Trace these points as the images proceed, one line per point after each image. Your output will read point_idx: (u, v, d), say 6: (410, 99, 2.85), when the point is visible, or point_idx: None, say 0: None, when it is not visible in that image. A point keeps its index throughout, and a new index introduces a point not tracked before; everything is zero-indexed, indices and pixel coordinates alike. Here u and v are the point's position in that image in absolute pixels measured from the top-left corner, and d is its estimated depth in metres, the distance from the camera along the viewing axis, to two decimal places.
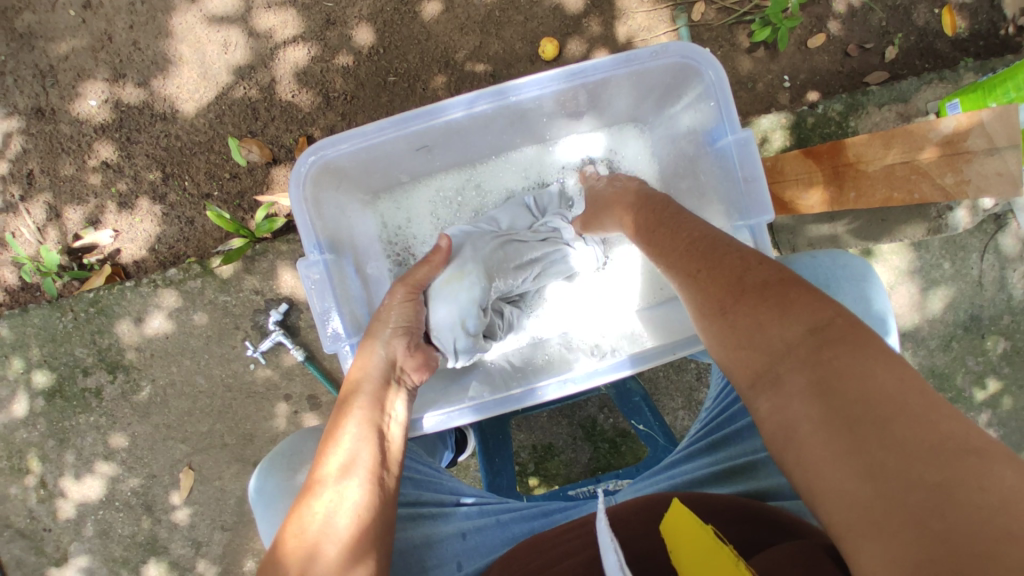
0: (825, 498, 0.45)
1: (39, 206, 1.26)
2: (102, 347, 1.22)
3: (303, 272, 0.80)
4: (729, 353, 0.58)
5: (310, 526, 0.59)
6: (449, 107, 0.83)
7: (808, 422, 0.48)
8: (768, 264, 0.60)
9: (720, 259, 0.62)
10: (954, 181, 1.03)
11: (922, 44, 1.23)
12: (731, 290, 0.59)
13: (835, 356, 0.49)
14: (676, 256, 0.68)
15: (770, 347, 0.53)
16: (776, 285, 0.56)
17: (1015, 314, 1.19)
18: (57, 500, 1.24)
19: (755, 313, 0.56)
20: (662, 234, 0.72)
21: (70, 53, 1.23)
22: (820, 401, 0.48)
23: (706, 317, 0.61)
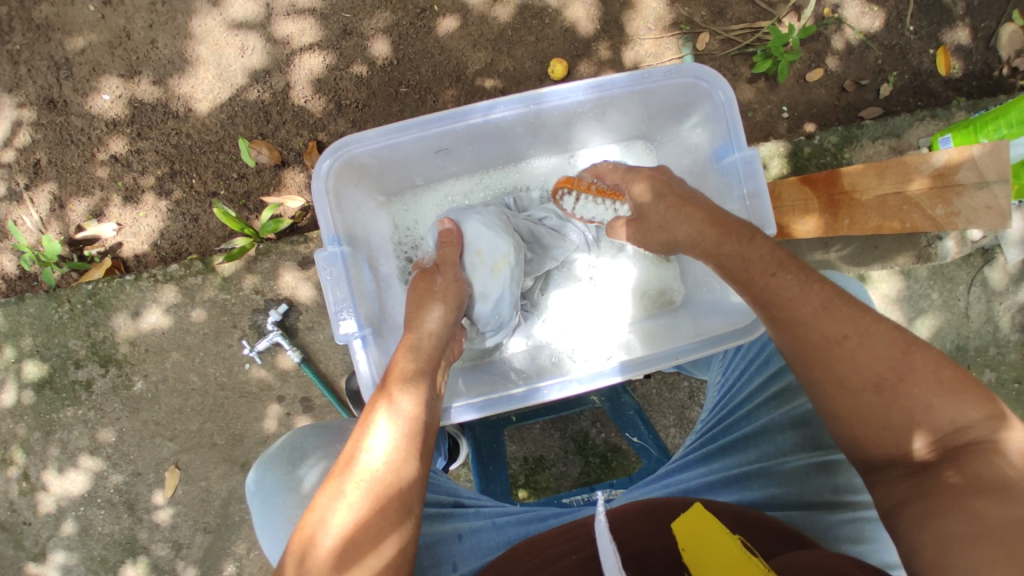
0: (947, 519, 0.53)
1: (43, 196, 1.26)
2: (96, 339, 1.21)
3: (321, 263, 0.82)
4: (867, 421, 0.64)
5: (317, 513, 0.64)
6: (470, 111, 0.86)
7: (948, 475, 0.56)
8: (919, 346, 0.64)
9: (874, 332, 0.66)
10: (944, 213, 1.08)
11: (916, 83, 1.28)
12: (895, 368, 0.63)
13: (1000, 440, 0.57)
14: (809, 306, 0.69)
15: (925, 425, 0.61)
16: (938, 369, 0.63)
17: (1001, 346, 1.22)
18: (38, 493, 1.22)
19: (925, 394, 0.61)
20: (778, 270, 0.72)
21: (88, 48, 1.25)
22: (973, 463, 0.56)
23: (859, 387, 0.64)
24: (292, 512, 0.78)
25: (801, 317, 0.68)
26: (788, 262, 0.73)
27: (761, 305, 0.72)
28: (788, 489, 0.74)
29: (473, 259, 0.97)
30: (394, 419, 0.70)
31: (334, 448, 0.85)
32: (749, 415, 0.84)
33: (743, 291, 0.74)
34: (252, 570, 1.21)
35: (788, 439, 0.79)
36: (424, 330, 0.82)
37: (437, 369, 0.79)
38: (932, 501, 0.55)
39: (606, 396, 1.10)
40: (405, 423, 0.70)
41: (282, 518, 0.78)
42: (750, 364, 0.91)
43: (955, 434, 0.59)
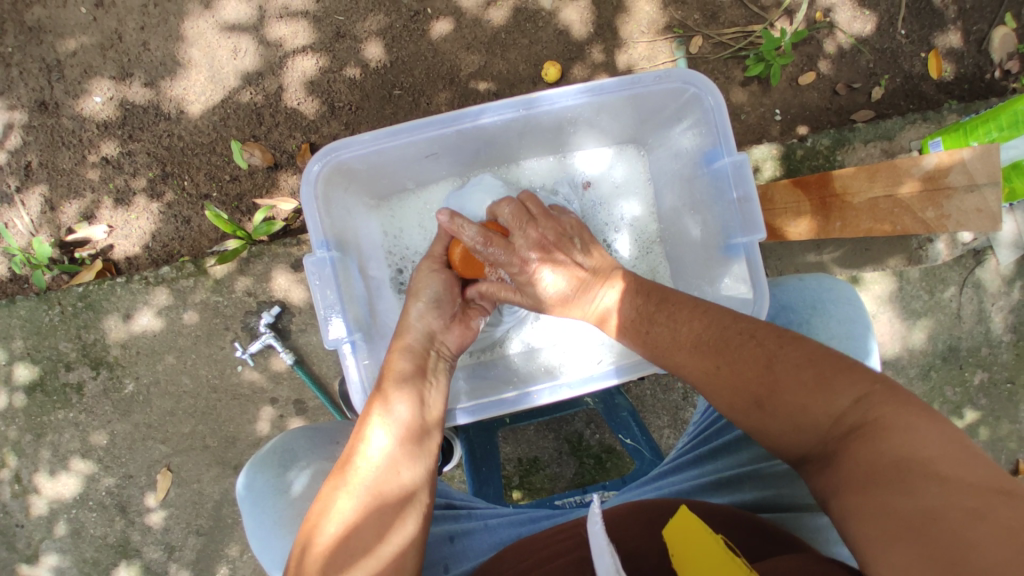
0: (859, 518, 0.48)
1: (35, 197, 1.25)
2: (87, 342, 1.21)
3: (309, 267, 0.82)
4: (767, 437, 0.62)
5: (316, 512, 0.65)
6: (459, 116, 0.86)
7: (845, 468, 0.52)
8: (788, 343, 0.63)
9: (735, 350, 0.65)
10: (935, 216, 1.08)
11: (907, 86, 1.29)
12: (763, 382, 0.62)
13: (882, 417, 0.52)
14: (678, 347, 0.70)
15: (811, 424, 0.57)
16: (811, 362, 0.60)
17: (993, 347, 1.22)
18: (30, 496, 1.21)
19: (798, 395, 0.59)
20: (654, 314, 0.74)
21: (80, 49, 1.25)
22: (860, 448, 0.52)
23: (745, 410, 0.63)
24: (285, 514, 0.78)
25: (674, 360, 0.70)
26: (662, 299, 0.75)
27: (653, 356, 0.74)
28: (778, 492, 0.73)
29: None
30: (391, 420, 0.70)
31: (325, 450, 0.85)
32: None
33: (636, 345, 0.77)
34: (245, 572, 1.21)
35: None
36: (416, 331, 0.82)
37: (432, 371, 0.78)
38: (845, 497, 0.50)
39: (600, 397, 1.10)
40: (402, 424, 0.70)
41: (273, 520, 0.78)
42: None
43: (841, 423, 0.55)
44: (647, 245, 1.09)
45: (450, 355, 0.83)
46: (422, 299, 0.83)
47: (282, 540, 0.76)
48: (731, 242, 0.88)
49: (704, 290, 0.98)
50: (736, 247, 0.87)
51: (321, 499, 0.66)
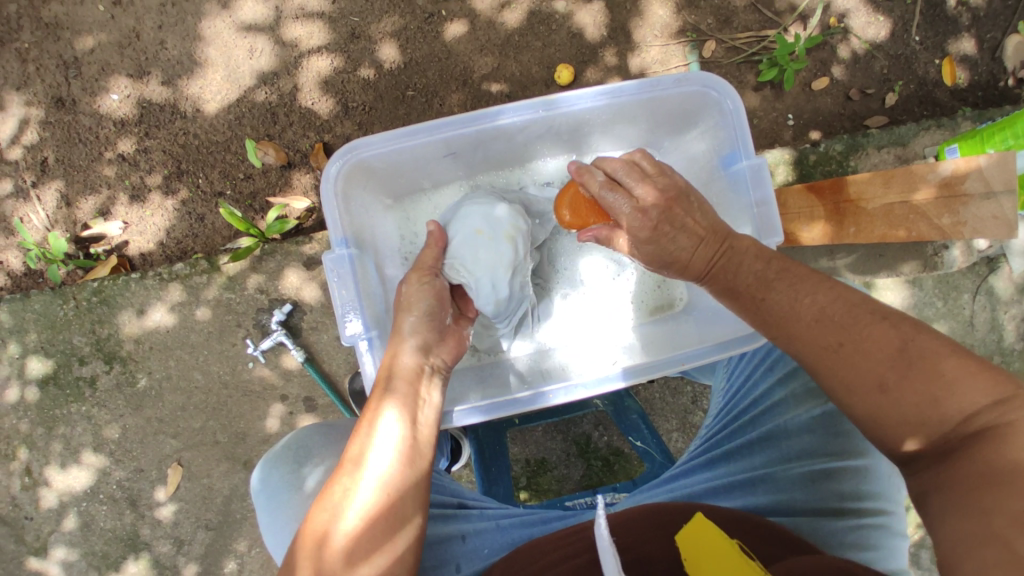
0: (956, 518, 0.52)
1: (51, 193, 1.27)
2: (101, 337, 1.22)
3: (329, 265, 0.82)
4: (877, 422, 0.63)
5: (323, 514, 0.65)
6: (483, 116, 0.86)
7: (959, 468, 0.55)
8: (924, 335, 0.63)
9: (865, 331, 0.65)
10: (951, 222, 1.07)
11: (921, 92, 1.29)
12: (893, 365, 0.62)
13: (1016, 422, 0.54)
14: (798, 320, 0.69)
15: (938, 418, 0.59)
16: (945, 355, 0.61)
17: (1006, 356, 1.21)
18: (39, 490, 1.22)
19: (927, 385, 0.60)
20: (771, 282, 0.72)
21: (98, 47, 1.26)
22: (981, 447, 0.54)
23: (861, 391, 0.64)
24: (298, 510, 0.78)
25: (792, 333, 0.69)
26: (785, 267, 0.72)
27: (761, 324, 0.72)
28: (791, 496, 0.74)
29: (476, 237, 0.93)
30: (397, 418, 0.71)
31: (339, 448, 0.86)
32: (752, 421, 0.84)
33: (744, 312, 0.74)
34: (252, 570, 1.21)
35: (793, 445, 0.78)
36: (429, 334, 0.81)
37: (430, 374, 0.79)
38: (945, 497, 0.55)
39: (609, 400, 1.10)
40: (408, 419, 0.72)
41: (287, 515, 0.78)
42: (756, 369, 0.90)
43: (971, 422, 0.57)
44: None
45: (444, 367, 0.82)
46: (414, 312, 0.82)
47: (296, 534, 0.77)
48: None
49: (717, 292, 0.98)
50: None
51: (328, 501, 0.65)
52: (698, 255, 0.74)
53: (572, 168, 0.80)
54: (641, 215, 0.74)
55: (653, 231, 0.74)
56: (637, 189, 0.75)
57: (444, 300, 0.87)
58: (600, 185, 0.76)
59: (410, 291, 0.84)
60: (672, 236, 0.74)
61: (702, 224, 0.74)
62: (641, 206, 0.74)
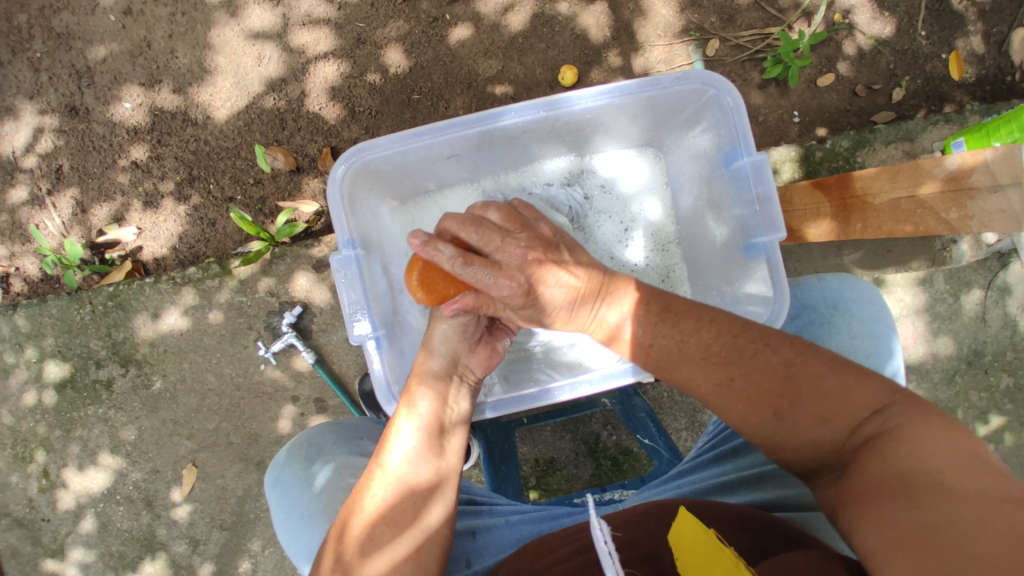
0: (864, 525, 0.49)
1: (66, 201, 1.30)
2: (117, 340, 1.24)
3: (336, 266, 0.84)
4: (780, 447, 0.64)
5: (351, 499, 0.69)
6: (485, 117, 0.87)
7: (857, 481, 0.54)
8: (803, 351, 0.65)
9: (752, 362, 0.66)
10: (958, 216, 1.06)
11: (929, 87, 1.28)
12: (782, 393, 0.64)
13: (901, 426, 0.55)
14: (689, 356, 0.68)
15: (830, 437, 0.61)
16: (827, 371, 0.63)
17: (1017, 351, 1.21)
18: (58, 491, 1.25)
19: (818, 407, 0.62)
20: (656, 324, 0.70)
21: (109, 56, 1.29)
22: (873, 459, 0.54)
23: (761, 423, 0.65)
24: (311, 507, 0.80)
25: (684, 370, 0.69)
26: (664, 306, 0.71)
27: (653, 366, 0.71)
28: (799, 490, 0.74)
29: None
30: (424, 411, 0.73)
31: (350, 445, 0.88)
32: None
33: (639, 355, 0.73)
34: (266, 568, 1.23)
35: None
36: (468, 335, 0.78)
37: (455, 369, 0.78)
38: (850, 509, 0.53)
39: (617, 399, 1.11)
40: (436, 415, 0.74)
41: (300, 512, 0.80)
42: None
43: (860, 433, 0.59)
44: (664, 246, 1.08)
45: (475, 379, 0.79)
46: (447, 320, 0.77)
47: (309, 531, 0.78)
48: (751, 242, 0.88)
49: (722, 289, 0.98)
50: (756, 246, 0.87)
51: (356, 488, 0.70)
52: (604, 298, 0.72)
53: (414, 243, 0.65)
54: (508, 278, 0.66)
55: (524, 297, 0.67)
56: (497, 251, 0.66)
57: (483, 305, 0.80)
58: (453, 261, 0.65)
59: (444, 295, 0.79)
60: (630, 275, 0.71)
61: (591, 265, 0.71)
62: (505, 268, 0.66)
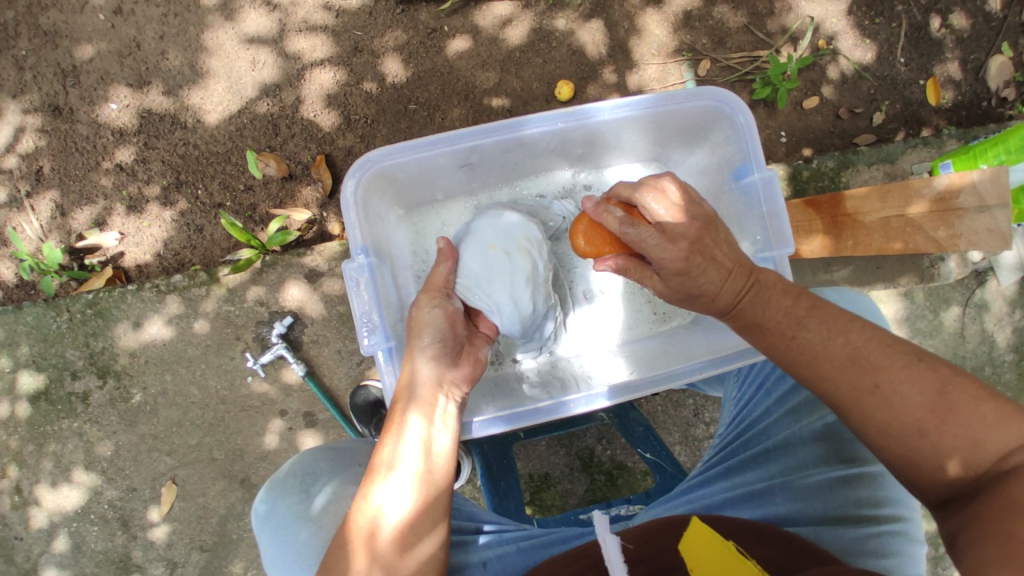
0: (983, 541, 0.51)
1: (45, 203, 1.24)
2: (95, 350, 1.19)
3: (348, 272, 0.83)
4: (911, 465, 0.62)
5: (365, 512, 0.68)
6: (506, 126, 0.88)
7: (991, 501, 0.54)
8: (954, 377, 0.63)
9: (901, 372, 0.64)
10: (946, 235, 1.12)
11: (907, 111, 1.34)
12: (932, 410, 0.61)
13: None
14: (829, 360, 0.68)
15: (973, 459, 0.58)
16: (982, 399, 0.60)
17: (993, 365, 1.26)
18: (30, 508, 1.18)
19: (967, 429, 0.59)
20: (804, 319, 0.71)
21: (96, 56, 1.25)
22: (1011, 484, 0.54)
23: (897, 433, 0.63)
24: (308, 540, 0.77)
25: (821, 372, 0.68)
26: (813, 305, 0.72)
27: (788, 363, 0.71)
28: (810, 504, 0.74)
29: (488, 253, 0.90)
30: (420, 416, 0.73)
31: (347, 474, 0.84)
32: (770, 428, 0.85)
33: (772, 349, 0.72)
34: None
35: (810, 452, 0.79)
36: (450, 350, 0.79)
37: (450, 373, 0.78)
38: (972, 531, 0.53)
39: (612, 412, 1.11)
40: (432, 419, 0.74)
41: (297, 548, 0.76)
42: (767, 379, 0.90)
43: (1004, 463, 0.56)
44: None
45: (461, 395, 0.78)
46: (425, 338, 0.78)
47: (306, 568, 0.75)
48: (761, 256, 0.90)
49: None
50: (765, 261, 0.89)
51: (369, 500, 0.69)
52: (726, 289, 0.73)
53: (590, 204, 0.79)
54: (673, 244, 0.71)
55: (685, 263, 0.72)
56: (662, 222, 0.73)
57: (456, 321, 0.82)
58: (619, 221, 0.73)
59: (421, 314, 0.80)
60: (704, 269, 0.72)
61: (731, 257, 0.74)
62: (669, 234, 0.72)
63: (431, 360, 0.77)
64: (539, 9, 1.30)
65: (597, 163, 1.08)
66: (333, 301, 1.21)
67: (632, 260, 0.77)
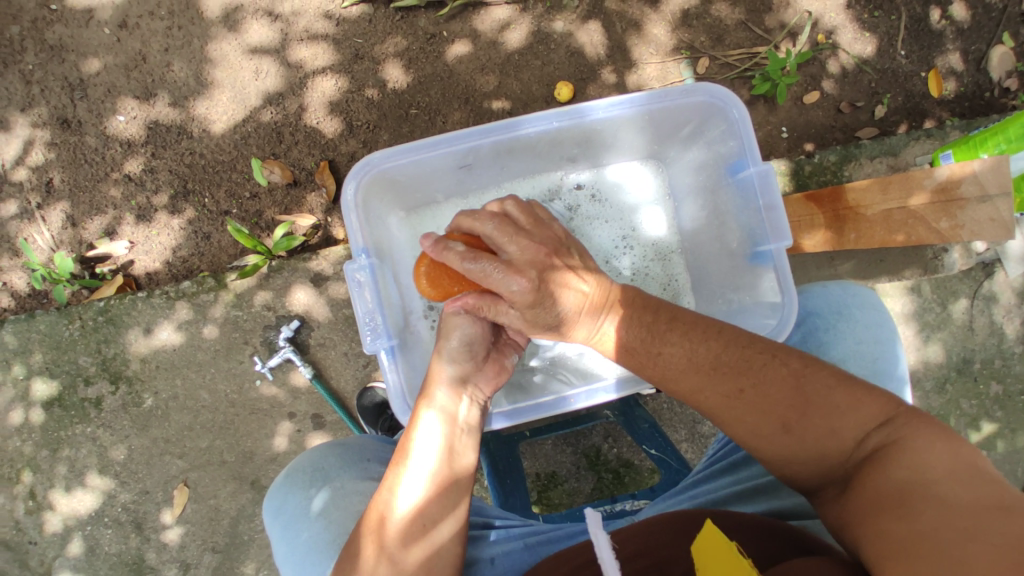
0: (870, 536, 0.53)
1: (56, 214, 1.27)
2: (107, 356, 1.21)
3: (350, 274, 0.84)
4: (786, 462, 0.65)
5: (380, 503, 0.70)
6: (504, 126, 0.89)
7: (861, 492, 0.57)
8: (809, 363, 0.66)
9: (761, 373, 0.67)
10: (948, 226, 1.10)
11: (909, 104, 1.34)
12: (792, 407, 0.64)
13: (905, 438, 0.57)
14: (695, 371, 0.70)
15: (834, 451, 0.62)
16: (835, 384, 0.64)
17: (1005, 357, 1.25)
18: (45, 513, 1.21)
19: (825, 419, 0.63)
20: (665, 334, 0.72)
21: (103, 70, 1.28)
22: (875, 468, 0.57)
23: (767, 437, 0.65)
24: (316, 535, 0.78)
25: (691, 384, 0.70)
26: (672, 318, 0.73)
27: (659, 379, 0.73)
28: (813, 496, 0.74)
29: None
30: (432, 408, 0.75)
31: (356, 470, 0.85)
32: None
33: (642, 369, 0.74)
34: None
35: None
36: (479, 353, 0.79)
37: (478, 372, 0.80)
38: (854, 528, 0.56)
39: (618, 409, 1.13)
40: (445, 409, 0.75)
41: (307, 544, 0.78)
42: None
43: (865, 446, 0.60)
44: (665, 257, 1.10)
45: (484, 398, 0.80)
46: (453, 341, 0.78)
47: (316, 563, 0.76)
48: (759, 250, 0.90)
49: (730, 297, 1.00)
50: (764, 254, 0.89)
51: (384, 492, 0.70)
52: (587, 320, 0.74)
53: (427, 244, 0.74)
54: (519, 275, 0.70)
55: (536, 293, 0.71)
56: (508, 250, 0.72)
57: (486, 325, 0.81)
58: (461, 257, 0.71)
59: (449, 316, 0.78)
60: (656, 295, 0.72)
61: (595, 280, 0.76)
62: (514, 265, 0.71)
63: (457, 364, 0.77)
64: (537, 12, 1.31)
65: (597, 160, 1.09)
66: (338, 304, 1.23)
67: (485, 296, 0.76)
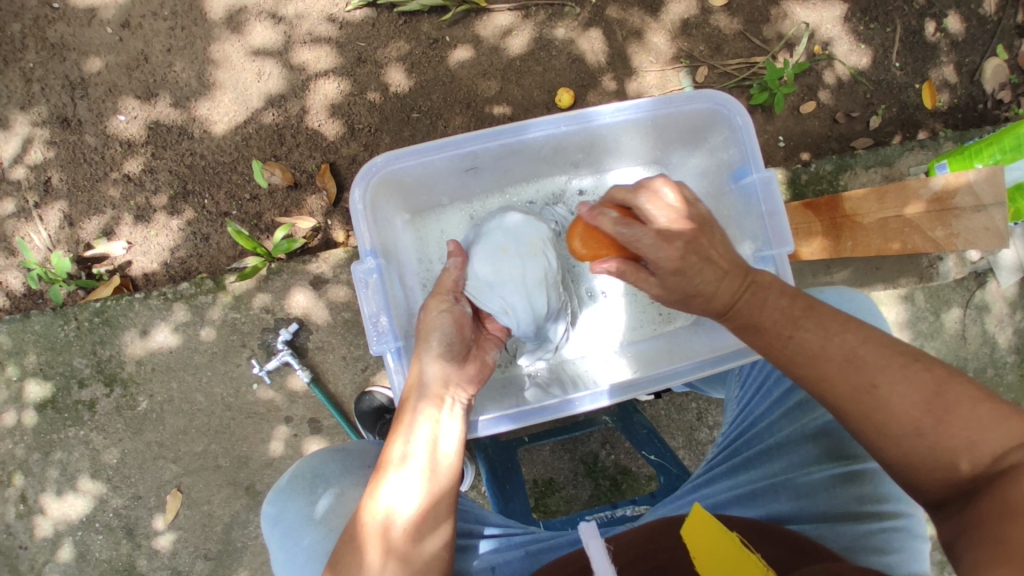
0: (981, 542, 0.50)
1: (53, 214, 1.26)
2: (102, 358, 1.19)
3: (358, 275, 0.84)
4: (911, 467, 0.60)
5: (376, 504, 0.69)
6: (514, 129, 0.89)
7: (986, 501, 0.53)
8: (953, 376, 0.61)
9: (895, 372, 0.62)
10: (944, 234, 1.13)
11: (903, 115, 1.36)
12: (928, 411, 0.59)
13: None
14: (827, 359, 0.66)
15: (964, 463, 0.56)
16: (977, 398, 0.58)
17: (996, 366, 1.27)
18: (36, 517, 1.18)
19: (961, 431, 0.57)
20: (798, 319, 0.69)
21: (104, 69, 1.27)
22: (1009, 483, 0.52)
23: (894, 438, 0.61)
24: (316, 543, 0.77)
25: (821, 372, 0.66)
26: (811, 306, 0.70)
27: (784, 363, 0.69)
28: (815, 500, 0.73)
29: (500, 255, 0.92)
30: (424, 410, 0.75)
31: (357, 476, 0.84)
32: (771, 429, 0.85)
33: (768, 350, 0.70)
34: None
35: (812, 449, 0.78)
36: (458, 353, 0.81)
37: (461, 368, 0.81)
38: (970, 531, 0.52)
39: (617, 415, 1.13)
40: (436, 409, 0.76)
41: (307, 550, 0.77)
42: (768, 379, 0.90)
43: (1002, 462, 0.54)
44: None
45: (467, 397, 0.80)
46: (433, 343, 0.80)
47: (317, 570, 0.75)
48: (761, 255, 0.91)
49: None
50: (765, 260, 0.90)
51: (380, 494, 0.69)
52: (723, 288, 0.70)
53: (584, 210, 0.76)
54: (668, 244, 0.68)
55: (682, 261, 0.69)
56: (659, 221, 0.71)
57: (465, 326, 0.84)
58: (616, 223, 0.71)
59: (429, 318, 0.83)
60: (700, 270, 0.69)
61: (726, 257, 0.71)
62: (663, 235, 0.69)
63: (437, 365, 0.79)
64: (539, 19, 1.32)
65: (602, 165, 1.09)
66: (337, 307, 1.22)
67: (628, 262, 0.72)
